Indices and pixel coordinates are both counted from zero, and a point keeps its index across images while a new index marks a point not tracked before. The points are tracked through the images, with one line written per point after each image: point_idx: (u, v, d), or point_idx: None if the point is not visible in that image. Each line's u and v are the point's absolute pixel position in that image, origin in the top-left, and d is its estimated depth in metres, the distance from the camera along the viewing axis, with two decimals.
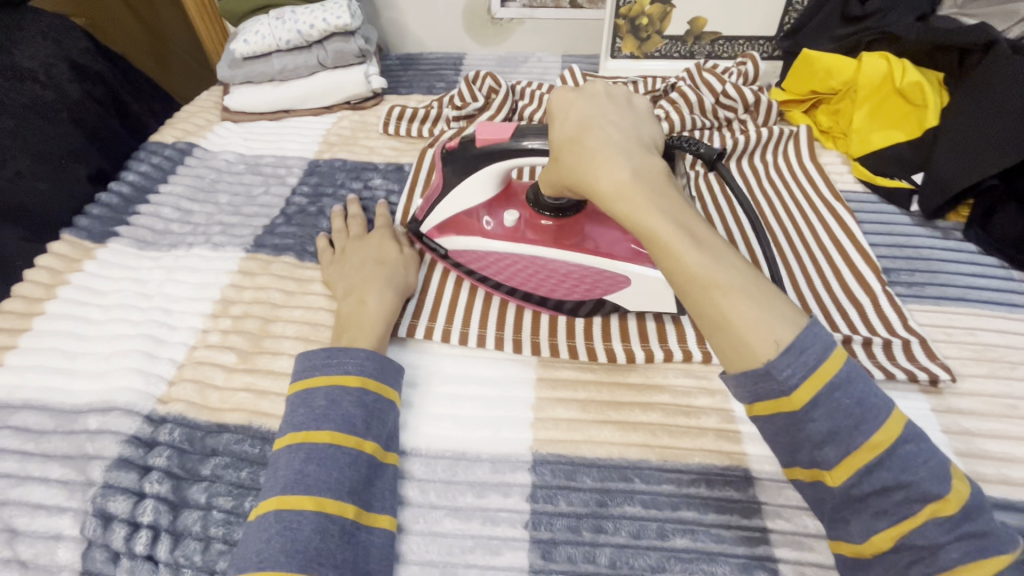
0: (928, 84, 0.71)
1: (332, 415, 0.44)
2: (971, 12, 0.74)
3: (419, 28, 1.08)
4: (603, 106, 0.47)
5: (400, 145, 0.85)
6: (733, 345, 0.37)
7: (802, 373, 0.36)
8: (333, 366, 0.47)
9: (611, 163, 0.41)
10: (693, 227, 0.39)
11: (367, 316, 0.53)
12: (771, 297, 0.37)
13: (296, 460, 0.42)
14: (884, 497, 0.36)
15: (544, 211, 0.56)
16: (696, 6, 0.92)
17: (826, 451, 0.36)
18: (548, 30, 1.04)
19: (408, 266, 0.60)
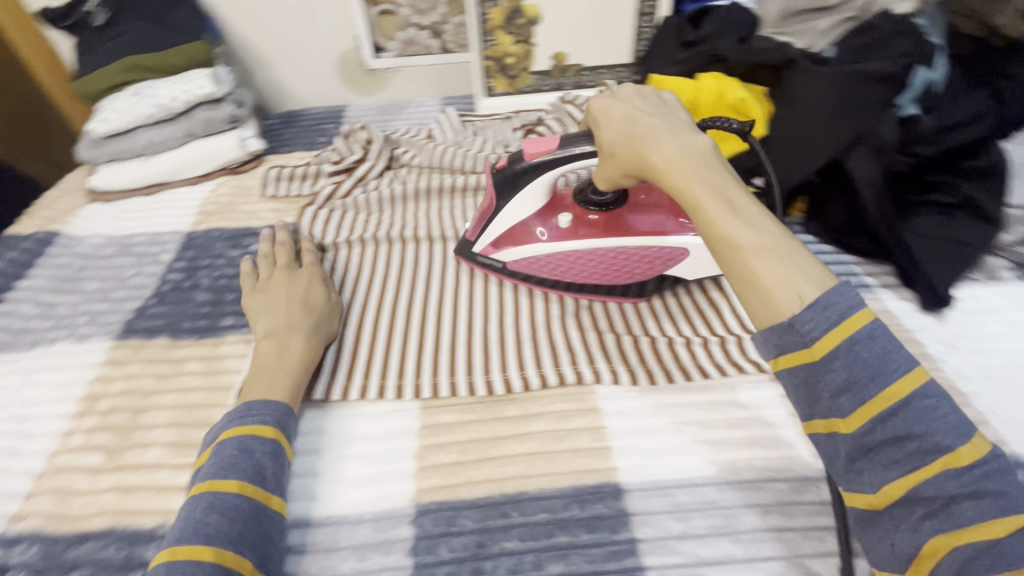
0: (752, 98, 0.79)
1: (241, 464, 0.45)
2: (783, 31, 0.83)
3: (297, 86, 1.09)
4: (644, 104, 0.51)
5: (281, 205, 0.85)
6: (759, 301, 0.37)
7: (827, 327, 0.35)
8: (252, 416, 0.48)
9: (660, 141, 0.45)
10: (732, 194, 0.41)
11: (285, 360, 0.53)
12: (802, 257, 0.38)
13: (197, 509, 0.42)
14: (898, 448, 0.34)
15: (591, 207, 0.63)
16: (555, 43, 0.99)
17: (841, 400, 0.35)
18: (424, 76, 1.08)
19: (330, 314, 0.60)
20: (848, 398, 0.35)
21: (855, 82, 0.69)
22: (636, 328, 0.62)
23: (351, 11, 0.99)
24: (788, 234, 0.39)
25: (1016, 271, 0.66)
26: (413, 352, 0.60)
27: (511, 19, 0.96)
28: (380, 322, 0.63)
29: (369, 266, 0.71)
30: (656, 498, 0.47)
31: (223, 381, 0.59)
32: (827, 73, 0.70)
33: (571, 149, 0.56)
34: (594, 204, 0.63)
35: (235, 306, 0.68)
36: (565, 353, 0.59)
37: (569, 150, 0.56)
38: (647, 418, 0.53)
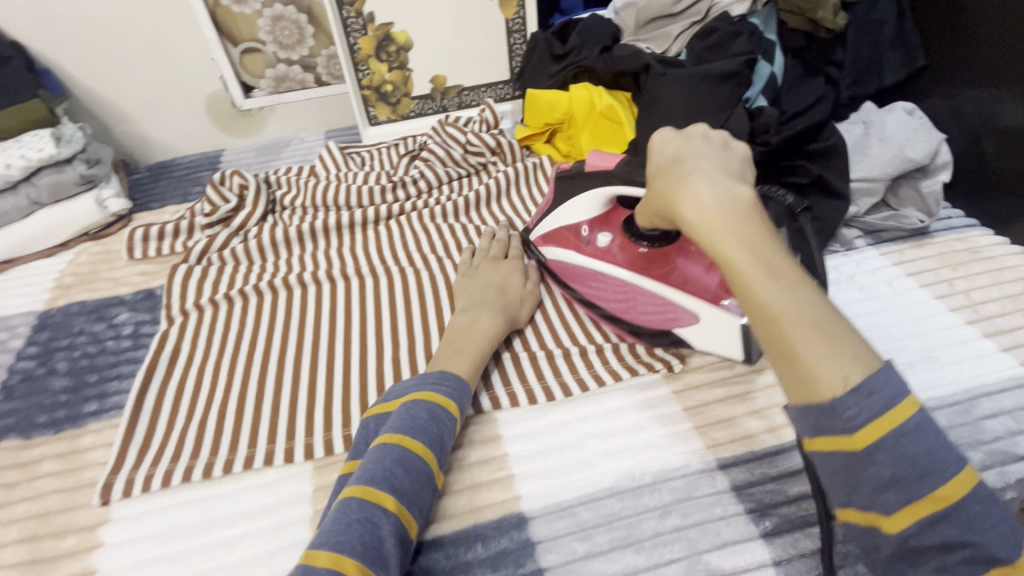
0: (619, 105, 0.82)
1: (429, 428, 0.47)
2: (642, 38, 0.87)
3: (164, 135, 1.02)
4: (692, 145, 0.47)
5: (152, 268, 0.78)
6: (796, 378, 0.37)
7: (869, 415, 0.35)
8: (446, 383, 0.51)
9: (696, 192, 0.43)
10: (773, 259, 0.39)
11: (476, 333, 0.57)
12: (846, 337, 0.37)
13: (388, 459, 0.44)
14: (945, 555, 0.34)
15: (640, 240, 0.58)
16: (431, 67, 0.98)
17: (888, 498, 0.35)
18: (303, 111, 1.04)
19: (523, 300, 0.63)
20: (893, 499, 0.35)
21: (707, 81, 0.73)
22: (535, 343, 0.62)
23: (211, 52, 0.94)
24: (829, 307, 0.38)
25: (867, 239, 0.72)
26: (303, 407, 0.57)
27: (381, 46, 0.94)
28: (268, 381, 0.60)
29: (251, 323, 0.67)
30: (559, 521, 0.47)
31: (87, 478, 0.53)
32: (680, 75, 0.74)
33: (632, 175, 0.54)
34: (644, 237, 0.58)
35: (99, 388, 0.62)
36: None
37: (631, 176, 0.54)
38: (546, 438, 0.53)
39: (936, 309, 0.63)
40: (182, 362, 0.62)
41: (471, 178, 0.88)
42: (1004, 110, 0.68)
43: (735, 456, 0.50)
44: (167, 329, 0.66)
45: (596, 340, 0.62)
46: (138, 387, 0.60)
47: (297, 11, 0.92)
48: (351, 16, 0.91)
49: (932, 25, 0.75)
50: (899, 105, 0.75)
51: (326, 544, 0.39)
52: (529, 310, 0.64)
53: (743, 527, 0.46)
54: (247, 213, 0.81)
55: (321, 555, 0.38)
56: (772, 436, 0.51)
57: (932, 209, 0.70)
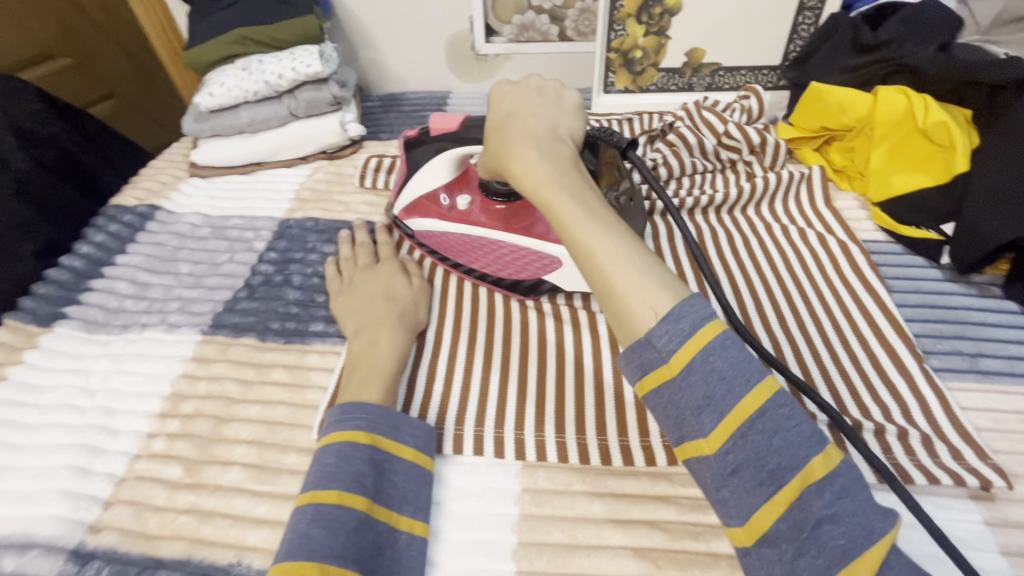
0: (954, 121, 0.63)
1: (342, 473, 0.41)
2: (997, 39, 0.68)
3: (401, 67, 1.03)
4: (531, 100, 0.51)
5: (378, 200, 0.79)
6: (616, 313, 0.37)
7: (680, 340, 0.35)
8: (348, 420, 0.45)
9: (524, 147, 0.46)
10: (590, 203, 0.42)
11: (377, 355, 0.51)
12: (652, 264, 0.38)
13: (302, 521, 0.39)
14: (760, 467, 0.32)
15: (496, 197, 0.60)
16: (693, 37, 0.86)
17: (702, 417, 0.34)
18: (535, 65, 0.98)
19: (416, 301, 0.59)
20: (705, 417, 0.34)
21: None
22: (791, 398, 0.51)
23: None
24: (635, 239, 0.40)
25: None
26: (515, 397, 0.52)
27: (646, 6, 0.84)
28: (476, 353, 0.56)
29: (466, 285, 0.63)
30: None
31: (310, 399, 0.54)
32: None
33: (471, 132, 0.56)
34: (500, 194, 0.60)
35: (326, 310, 0.63)
36: None
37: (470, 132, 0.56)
38: None
39: None
40: None
41: (717, 175, 0.76)
42: None
43: None
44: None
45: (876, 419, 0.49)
46: None
47: None
48: None
49: None
50: None
51: None
52: (428, 311, 0.59)
53: None
54: None
55: None
56: None
57: None
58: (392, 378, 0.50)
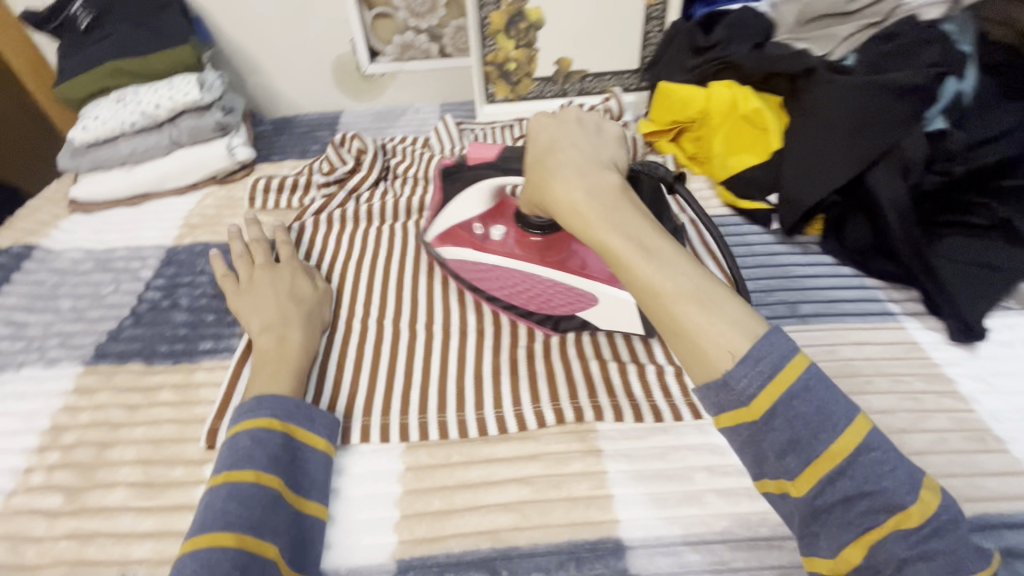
0: (767, 109, 0.74)
1: (255, 455, 0.44)
2: (804, 36, 0.79)
3: (290, 90, 1.05)
4: (572, 132, 0.48)
5: (270, 219, 0.81)
6: (689, 354, 0.37)
7: (760, 382, 0.35)
8: (264, 409, 0.47)
9: (569, 180, 0.43)
10: (652, 241, 0.39)
11: (288, 349, 0.53)
12: (725, 300, 0.37)
13: (218, 499, 0.41)
14: (797, 443, 0.34)
15: (531, 229, 0.56)
16: (559, 48, 0.94)
17: (746, 387, 0.35)
18: (421, 82, 1.04)
19: (321, 300, 0.61)
20: (750, 384, 0.35)
21: (882, 93, 0.64)
22: (643, 355, 0.57)
23: (346, 14, 0.95)
24: (712, 276, 0.39)
25: None
26: (401, 385, 0.56)
27: (512, 22, 0.91)
28: (365, 350, 0.59)
29: (358, 289, 0.66)
30: (661, 557, 0.43)
31: (197, 413, 0.55)
32: (849, 84, 0.66)
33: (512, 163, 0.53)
34: (535, 226, 0.55)
35: (216, 328, 0.64)
36: (565, 384, 0.55)
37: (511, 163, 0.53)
38: (652, 463, 0.49)
39: None
40: None
41: None
42: None
43: None
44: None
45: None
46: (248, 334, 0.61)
47: None
48: None
49: None
50: None
51: None
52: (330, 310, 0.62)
53: None
54: (361, 178, 0.82)
55: None
56: None
57: None
58: (300, 371, 0.52)
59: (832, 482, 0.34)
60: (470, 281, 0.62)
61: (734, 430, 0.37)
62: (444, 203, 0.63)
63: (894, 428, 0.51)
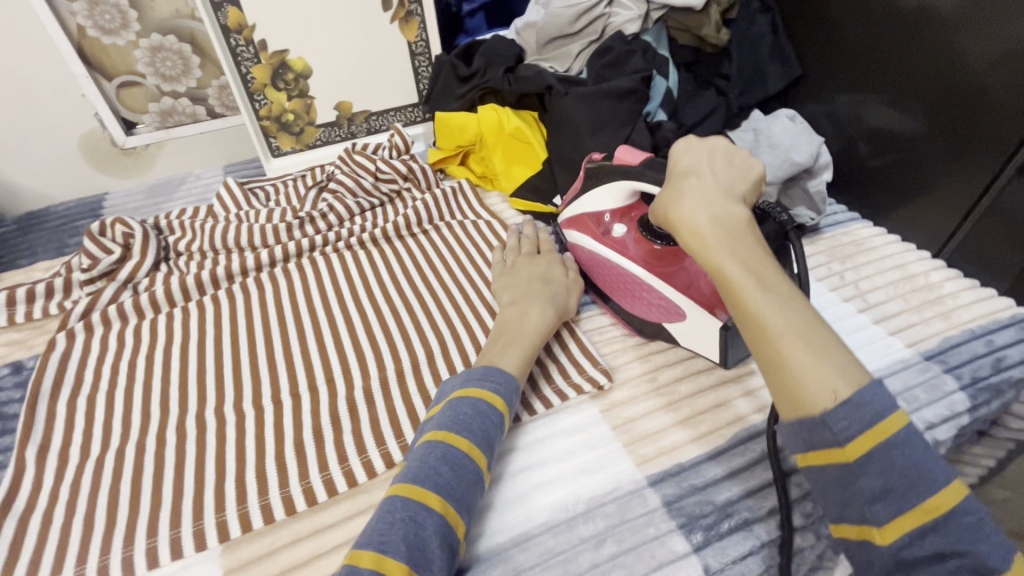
0: (526, 126, 0.83)
1: (472, 424, 0.46)
2: (546, 56, 0.89)
3: (31, 181, 0.90)
4: (717, 157, 0.50)
5: (21, 336, 0.69)
6: (787, 388, 0.37)
7: (860, 427, 0.35)
8: (488, 381, 0.50)
9: (693, 205, 0.45)
10: (767, 275, 0.41)
11: (527, 327, 0.57)
12: (833, 346, 0.37)
13: (433, 456, 0.43)
14: (890, 488, 0.34)
15: (655, 237, 0.61)
16: (335, 93, 0.94)
17: (846, 425, 0.35)
18: (195, 146, 0.96)
19: (568, 291, 0.63)
20: (850, 426, 0.35)
21: (608, 98, 0.75)
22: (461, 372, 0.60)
23: (80, 87, 0.85)
24: (829, 327, 0.39)
25: None
26: (212, 480, 0.51)
27: (277, 75, 0.90)
28: (164, 454, 0.53)
29: (149, 389, 0.60)
30: (495, 566, 0.45)
31: None
32: (581, 95, 0.76)
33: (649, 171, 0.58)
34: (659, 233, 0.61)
35: None
36: (388, 423, 0.55)
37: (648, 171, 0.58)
38: None
39: (831, 302, 0.67)
40: (48, 461, 0.54)
41: (385, 208, 0.84)
42: (871, 112, 0.75)
43: (663, 471, 0.51)
44: (31, 408, 0.57)
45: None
46: (10, 480, 0.52)
47: (178, 40, 0.87)
48: (239, 44, 0.86)
49: (800, 34, 0.82)
50: (782, 112, 0.80)
51: (372, 543, 0.38)
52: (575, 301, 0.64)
53: (677, 546, 0.46)
54: (134, 264, 0.73)
55: (367, 552, 0.37)
56: (695, 446, 0.53)
57: (818, 206, 0.76)
58: (530, 349, 0.55)
59: (921, 536, 0.33)
60: (592, 278, 0.67)
61: (819, 470, 0.37)
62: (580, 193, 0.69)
63: None
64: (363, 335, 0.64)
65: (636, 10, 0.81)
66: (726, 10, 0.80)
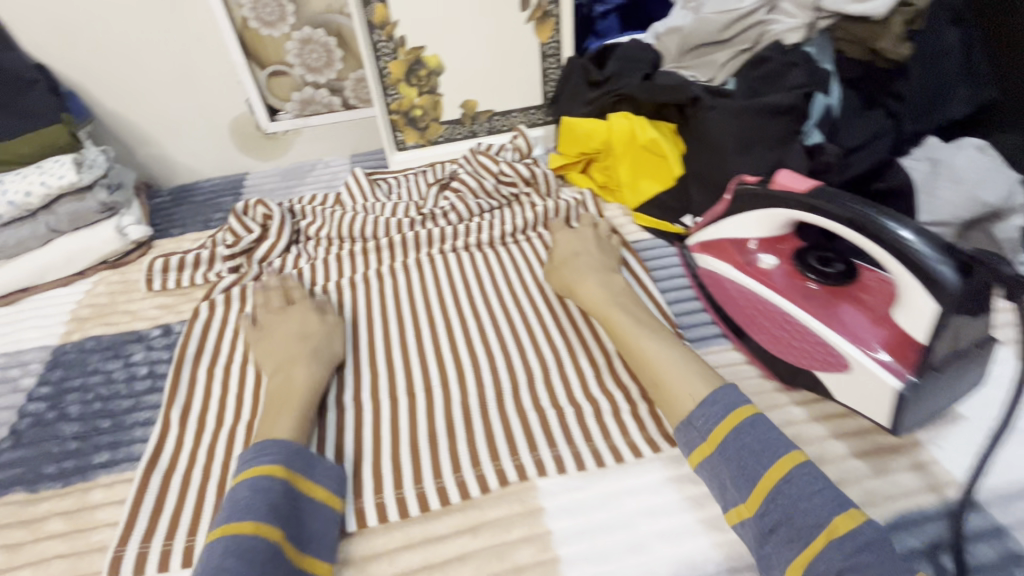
0: (663, 138, 0.78)
1: (257, 505, 0.43)
2: (687, 64, 0.83)
3: (187, 157, 0.99)
4: (582, 238, 0.70)
5: (171, 301, 0.75)
6: (665, 397, 0.50)
7: (717, 421, 0.46)
8: (266, 455, 0.47)
9: (572, 270, 0.65)
10: (637, 313, 0.58)
11: (292, 388, 0.54)
12: (685, 359, 0.52)
13: (215, 554, 0.40)
14: (748, 464, 0.43)
15: (810, 274, 0.57)
16: (463, 91, 0.95)
17: (701, 418, 0.47)
18: (328, 135, 1.01)
19: (331, 335, 0.62)
20: (711, 421, 0.46)
21: (763, 115, 0.68)
22: (579, 395, 0.57)
23: (237, 75, 0.92)
24: (678, 344, 0.54)
25: None
26: None
27: (412, 71, 0.91)
28: None
29: None
30: None
31: (94, 542, 0.49)
32: (735, 110, 0.70)
33: (817, 199, 0.53)
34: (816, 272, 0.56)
35: (114, 436, 0.58)
36: (504, 439, 0.53)
37: (815, 200, 0.53)
38: (595, 514, 0.48)
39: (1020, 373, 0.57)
40: (190, 426, 0.57)
41: (503, 210, 0.83)
42: None
43: None
44: (177, 372, 0.62)
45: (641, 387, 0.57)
46: (157, 437, 0.56)
47: (326, 34, 0.90)
48: (381, 39, 0.88)
49: (1010, 58, 0.70)
50: (969, 141, 0.68)
51: None
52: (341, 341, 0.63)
53: None
54: (269, 244, 0.77)
55: None
56: None
57: (1008, 255, 0.63)
58: (301, 413, 0.52)
59: (772, 501, 0.42)
60: (729, 307, 0.63)
61: (704, 466, 0.46)
62: (721, 216, 0.65)
63: (819, 437, 0.53)
64: (480, 341, 0.63)
65: (800, 18, 0.75)
66: (911, 22, 0.69)
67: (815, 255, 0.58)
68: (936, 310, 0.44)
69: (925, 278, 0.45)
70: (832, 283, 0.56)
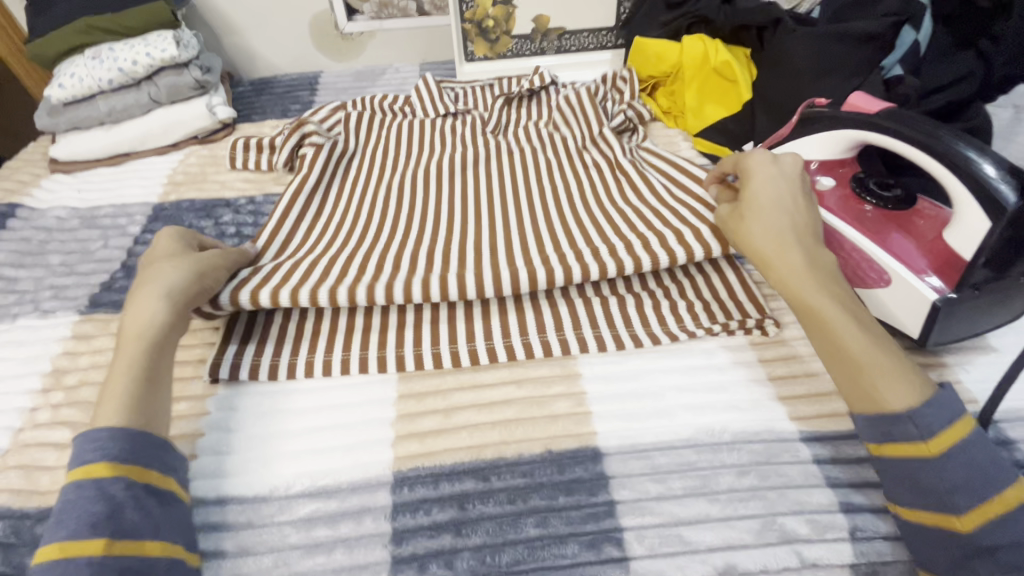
0: (736, 62, 0.78)
1: (83, 512, 0.38)
2: None
3: (268, 51, 1.04)
4: (785, 185, 0.53)
5: (255, 177, 0.81)
6: (875, 401, 0.41)
7: (941, 425, 0.39)
8: (83, 452, 0.40)
9: (772, 231, 0.49)
10: (852, 307, 0.45)
11: (140, 330, 0.47)
12: (906, 366, 0.42)
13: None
14: (972, 480, 0.38)
15: (868, 198, 0.58)
16: (537, 5, 0.95)
17: (931, 418, 0.39)
18: (401, 40, 1.04)
19: (169, 266, 0.51)
20: (933, 423, 0.39)
21: (844, 42, 0.68)
22: (622, 288, 0.61)
23: None
24: (894, 344, 0.44)
25: None
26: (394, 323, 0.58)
27: None
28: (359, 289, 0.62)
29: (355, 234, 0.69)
30: (635, 460, 0.47)
31: (193, 354, 0.57)
32: (817, 32, 0.70)
33: (884, 120, 0.53)
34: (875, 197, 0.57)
35: None
36: (552, 317, 0.58)
37: (882, 120, 0.53)
38: (627, 383, 0.53)
39: None
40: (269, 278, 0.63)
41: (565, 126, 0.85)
42: None
43: (817, 431, 0.49)
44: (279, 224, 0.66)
45: (677, 279, 0.61)
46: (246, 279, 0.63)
47: None
48: None
49: None
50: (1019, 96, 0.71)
51: None
52: (180, 270, 0.51)
53: (820, 497, 0.45)
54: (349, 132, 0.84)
55: None
56: None
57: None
58: (132, 373, 0.45)
59: (1003, 523, 0.37)
60: None
61: (897, 459, 0.40)
62: (785, 139, 0.65)
63: None
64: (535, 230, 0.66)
65: None
66: None
67: (874, 180, 0.59)
68: (986, 229, 0.46)
69: (980, 193, 0.46)
70: (887, 206, 0.57)
